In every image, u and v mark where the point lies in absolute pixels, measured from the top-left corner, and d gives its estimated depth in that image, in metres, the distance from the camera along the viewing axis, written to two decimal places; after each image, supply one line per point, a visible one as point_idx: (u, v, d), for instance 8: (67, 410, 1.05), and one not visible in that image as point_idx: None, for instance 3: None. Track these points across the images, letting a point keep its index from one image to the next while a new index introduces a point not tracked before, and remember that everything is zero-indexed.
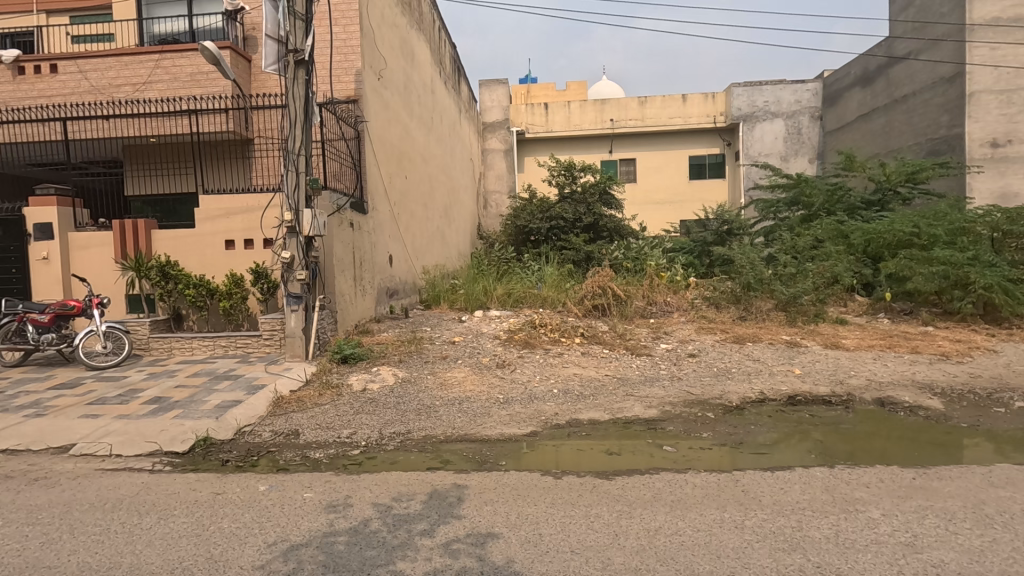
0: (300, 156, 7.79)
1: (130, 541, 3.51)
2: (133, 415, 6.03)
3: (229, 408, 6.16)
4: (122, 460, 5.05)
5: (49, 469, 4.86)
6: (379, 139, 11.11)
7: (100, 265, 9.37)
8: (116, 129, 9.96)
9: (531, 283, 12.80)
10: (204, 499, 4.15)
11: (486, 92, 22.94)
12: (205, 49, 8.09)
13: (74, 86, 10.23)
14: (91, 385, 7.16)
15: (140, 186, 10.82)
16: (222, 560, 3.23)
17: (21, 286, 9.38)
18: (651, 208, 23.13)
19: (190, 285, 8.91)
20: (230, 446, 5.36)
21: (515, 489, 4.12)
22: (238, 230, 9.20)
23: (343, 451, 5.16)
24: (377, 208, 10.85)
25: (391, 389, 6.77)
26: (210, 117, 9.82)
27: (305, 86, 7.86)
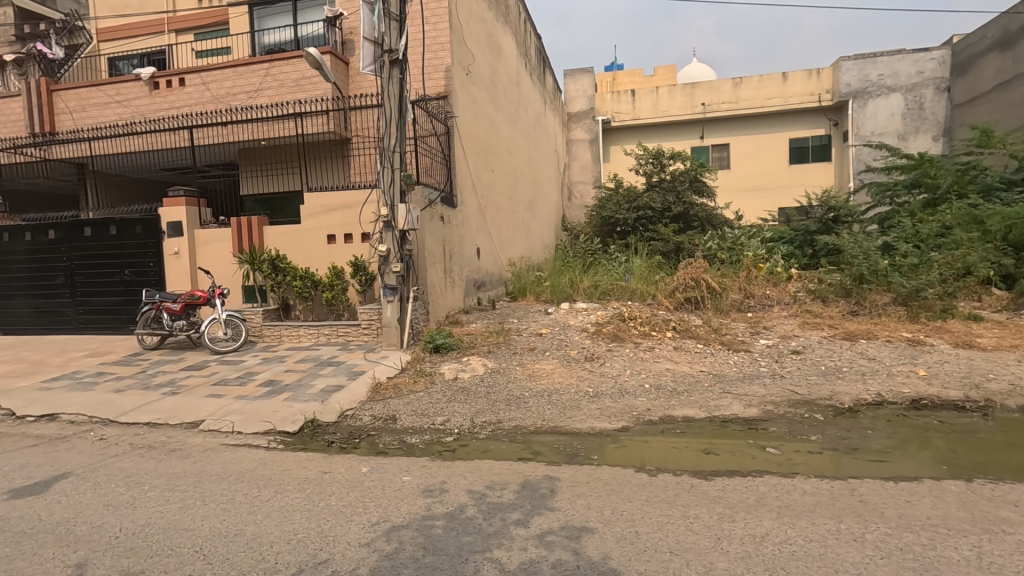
0: (395, 153, 8.10)
1: (251, 511, 3.83)
2: (249, 396, 6.60)
3: (332, 392, 6.58)
4: (242, 436, 5.55)
5: (183, 442, 5.44)
6: (468, 133, 11.33)
7: (221, 258, 10.33)
8: (233, 134, 10.89)
9: (619, 275, 12.54)
10: (313, 477, 4.45)
11: (571, 81, 22.71)
12: (308, 54, 8.62)
13: (198, 97, 11.30)
14: (215, 368, 7.93)
15: (253, 186, 11.78)
16: (332, 535, 3.44)
17: (158, 278, 10.57)
18: (746, 195, 21.83)
19: (297, 277, 9.59)
20: (334, 428, 5.71)
21: (608, 484, 4.05)
22: (339, 225, 9.76)
23: (437, 437, 5.34)
24: (465, 202, 11.09)
25: (481, 379, 6.91)
26: (313, 119, 10.48)
27: (399, 85, 8.15)
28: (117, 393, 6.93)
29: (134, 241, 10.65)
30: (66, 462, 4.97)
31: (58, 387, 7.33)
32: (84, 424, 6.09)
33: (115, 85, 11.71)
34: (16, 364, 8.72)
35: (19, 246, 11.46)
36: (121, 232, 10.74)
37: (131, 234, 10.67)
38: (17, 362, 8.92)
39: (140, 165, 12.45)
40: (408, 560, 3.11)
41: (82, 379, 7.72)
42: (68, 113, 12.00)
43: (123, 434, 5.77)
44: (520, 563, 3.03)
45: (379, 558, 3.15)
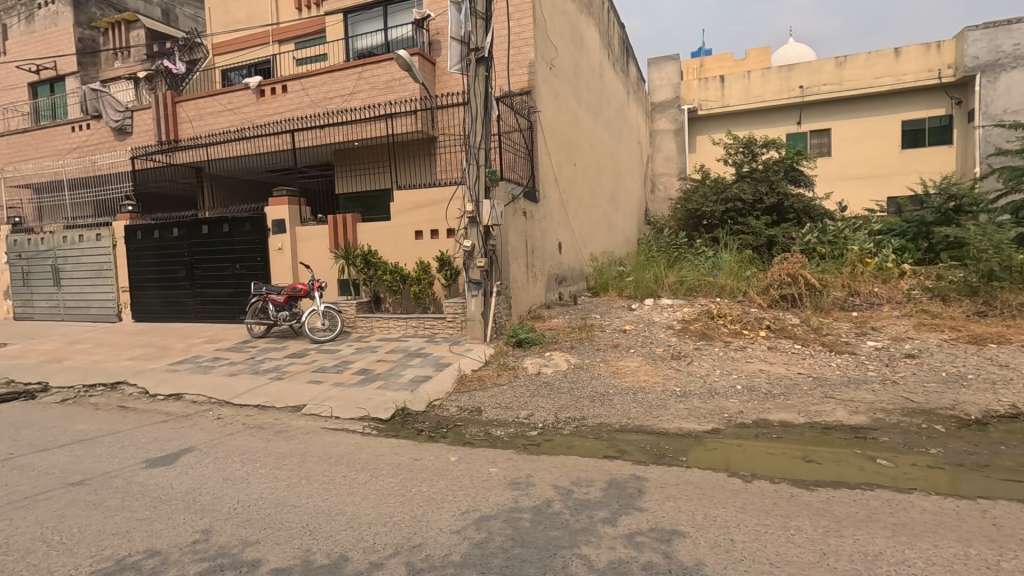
0: (481, 150, 8.25)
1: (350, 492, 4.06)
2: (345, 383, 7.02)
3: (421, 382, 6.86)
4: (340, 421, 5.92)
5: (288, 424, 5.89)
6: (550, 127, 11.32)
7: (319, 254, 11.04)
8: (329, 136, 11.55)
9: (706, 271, 12.04)
10: (405, 463, 4.65)
11: (655, 70, 22.06)
12: (398, 57, 8.96)
13: (299, 102, 12.10)
14: (314, 356, 8.49)
15: (347, 185, 12.45)
16: (424, 520, 3.58)
17: (264, 272, 11.47)
18: (850, 184, 20.15)
19: (387, 271, 10.05)
20: (423, 417, 5.94)
21: (698, 488, 3.91)
22: (425, 222, 10.09)
23: (522, 431, 5.41)
24: (547, 197, 11.10)
25: (564, 374, 6.91)
26: (403, 119, 10.90)
27: (485, 82, 8.28)
28: (231, 377, 7.61)
29: (244, 238, 11.61)
30: (190, 437, 5.53)
31: (182, 370, 8.18)
32: (205, 404, 6.76)
33: (227, 95, 12.81)
34: (148, 348, 9.81)
35: (150, 243, 12.85)
36: (233, 230, 11.74)
37: (241, 231, 11.64)
38: (149, 346, 10.03)
39: (248, 168, 13.55)
40: (498, 551, 3.17)
41: (202, 363, 8.56)
42: (188, 122, 13.29)
43: (237, 414, 6.33)
44: (609, 562, 3.00)
45: (469, 546, 3.23)
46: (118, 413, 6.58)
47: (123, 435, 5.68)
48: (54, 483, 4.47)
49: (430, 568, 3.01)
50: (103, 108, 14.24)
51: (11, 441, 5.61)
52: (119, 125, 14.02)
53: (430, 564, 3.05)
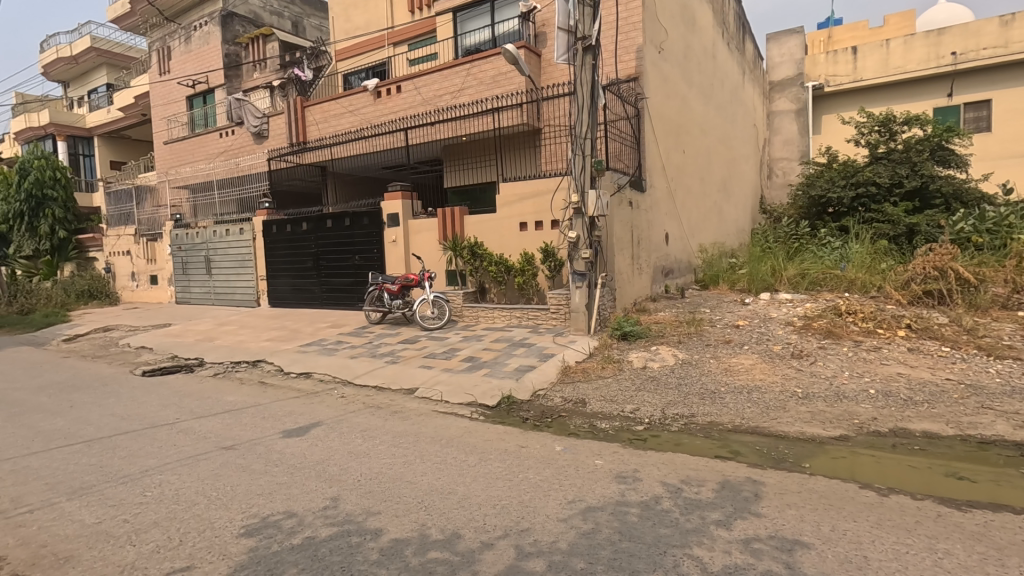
0: (587, 139, 8.18)
1: (461, 474, 4.25)
2: (454, 369, 7.34)
3: (526, 371, 6.99)
4: (450, 405, 6.21)
5: (403, 405, 6.28)
6: (658, 114, 10.94)
7: (429, 245, 11.58)
8: (439, 132, 12.01)
9: (832, 263, 11.01)
10: (511, 450, 4.76)
11: (774, 46, 20.67)
12: (506, 51, 9.09)
13: (412, 101, 12.74)
14: (425, 343, 8.95)
15: (455, 179, 12.91)
16: (531, 506, 3.65)
17: (380, 262, 12.25)
18: (1014, 162, 17.33)
19: (493, 262, 10.31)
20: (528, 406, 6.05)
21: (824, 498, 3.61)
22: (530, 213, 10.21)
23: (627, 425, 5.32)
24: (654, 186, 10.75)
25: (671, 369, 6.69)
26: (509, 113, 11.09)
27: (592, 70, 8.17)
28: (353, 359, 8.26)
29: (362, 231, 12.48)
30: (319, 413, 6.09)
31: (310, 351, 9.00)
32: (330, 383, 7.40)
33: (348, 98, 13.79)
34: (282, 331, 10.90)
35: (283, 236, 14.23)
36: (353, 224, 12.66)
37: (360, 225, 12.52)
38: (282, 329, 11.13)
39: (366, 165, 14.50)
40: (605, 542, 3.16)
41: (327, 345, 9.36)
42: (315, 125, 14.50)
43: (358, 393, 6.86)
44: (724, 565, 2.88)
45: (576, 535, 3.25)
46: (258, 388, 7.39)
47: (264, 407, 6.38)
48: (211, 446, 5.14)
49: (538, 553, 3.07)
50: (245, 116, 15.92)
51: (176, 407, 6.51)
52: (258, 129, 15.61)
53: (538, 549, 3.11)
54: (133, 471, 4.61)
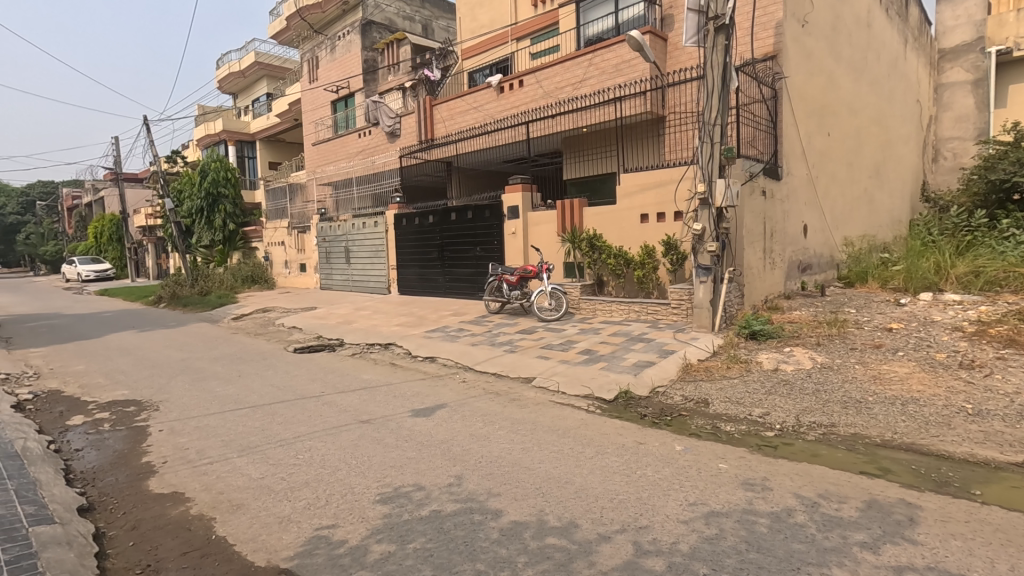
0: (716, 126, 7.74)
1: (578, 464, 4.28)
2: (571, 361, 7.38)
3: (644, 366, 6.83)
4: (567, 396, 6.26)
5: (521, 393, 6.45)
6: (799, 94, 10.01)
7: (548, 238, 11.71)
8: (559, 125, 12.04)
9: (1017, 260, 9.34)
10: (629, 445, 4.69)
11: (947, 8, 17.87)
12: (630, 38, 8.86)
13: (534, 95, 12.91)
14: (542, 334, 9.09)
15: (575, 170, 12.88)
16: (650, 504, 3.58)
17: (500, 254, 12.64)
18: None
19: (612, 255, 10.16)
20: (646, 402, 5.90)
21: (1001, 532, 3.11)
22: (652, 204, 9.91)
23: (756, 430, 4.99)
24: (792, 173, 9.88)
25: (808, 373, 6.15)
26: (632, 101, 10.81)
27: (724, 52, 7.67)
28: (474, 346, 8.63)
29: (484, 223, 12.94)
30: (443, 395, 6.46)
31: (435, 337, 9.56)
32: (454, 367, 7.81)
33: (473, 95, 14.33)
34: (410, 317, 11.69)
35: (411, 229, 15.19)
36: (475, 216, 13.17)
37: (482, 217, 12.99)
38: (410, 315, 11.93)
39: (488, 160, 14.99)
40: (730, 550, 3.01)
41: (450, 332, 9.87)
42: (442, 122, 15.28)
43: (479, 379, 7.18)
44: None
45: (699, 539, 3.13)
46: (389, 368, 8.02)
47: (394, 387, 6.92)
48: (351, 419, 5.69)
49: (657, 552, 3.01)
50: (380, 116, 17.17)
51: (322, 382, 7.29)
52: (392, 129, 16.76)
53: (657, 548, 3.05)
54: (288, 435, 5.25)
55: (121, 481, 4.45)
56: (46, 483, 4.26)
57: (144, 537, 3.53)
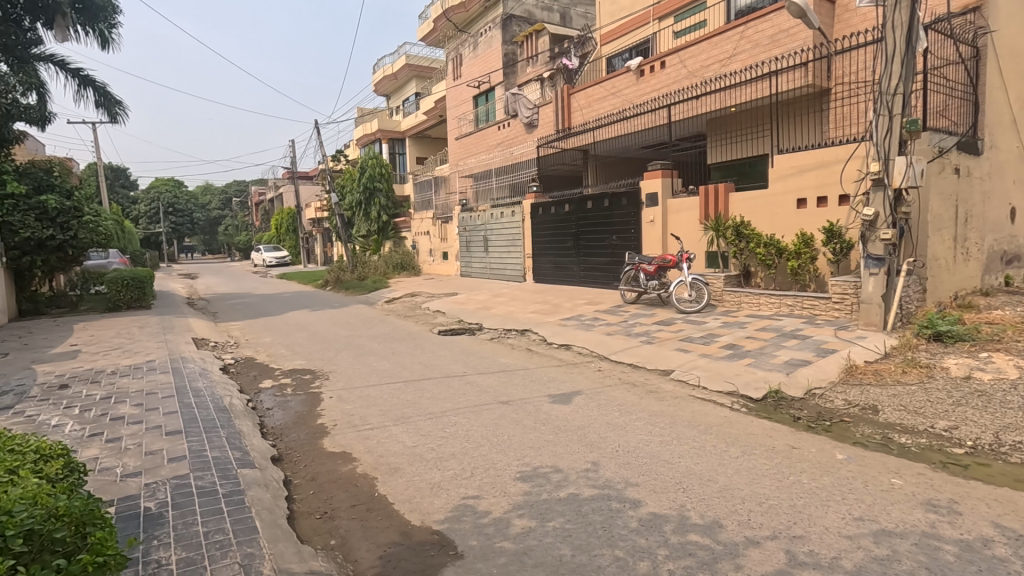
0: (896, 95, 6.77)
1: (722, 463, 4.07)
2: (713, 356, 7.00)
3: (798, 365, 6.25)
4: (708, 391, 5.95)
5: (659, 386, 6.27)
6: (1009, 50, 8.38)
7: (689, 225, 11.17)
8: (704, 105, 11.36)
9: None
10: (780, 448, 4.36)
11: None
12: (791, 5, 8.03)
13: (676, 76, 12.34)
14: (681, 326, 8.73)
15: (720, 154, 12.10)
16: (806, 513, 3.30)
17: (637, 242, 12.37)
18: None
19: (761, 244, 9.39)
20: (800, 404, 5.41)
21: None
22: (811, 188, 8.99)
23: (939, 445, 4.34)
24: (997, 146, 8.31)
25: (1012, 384, 5.18)
26: (790, 75, 9.87)
27: (910, 9, 6.68)
28: (609, 336, 8.57)
29: (621, 211, 12.72)
30: (578, 383, 6.52)
31: (570, 325, 9.66)
32: (589, 355, 7.83)
33: (611, 80, 14.10)
34: (545, 305, 11.93)
35: (547, 218, 15.43)
36: (612, 204, 13.00)
37: (619, 205, 12.79)
38: (545, 303, 12.16)
39: (626, 146, 14.65)
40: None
41: (585, 321, 9.90)
42: (580, 110, 15.28)
43: (614, 368, 7.12)
44: None
45: (866, 557, 2.83)
46: (526, 354, 8.27)
47: (532, 371, 7.14)
48: (491, 399, 5.99)
49: (815, 565, 2.78)
50: (519, 108, 17.53)
51: (464, 363, 7.74)
52: (529, 120, 17.05)
53: (815, 561, 2.81)
54: (436, 410, 5.67)
55: (301, 438, 5.18)
56: (247, 433, 5.11)
57: (321, 487, 4.08)
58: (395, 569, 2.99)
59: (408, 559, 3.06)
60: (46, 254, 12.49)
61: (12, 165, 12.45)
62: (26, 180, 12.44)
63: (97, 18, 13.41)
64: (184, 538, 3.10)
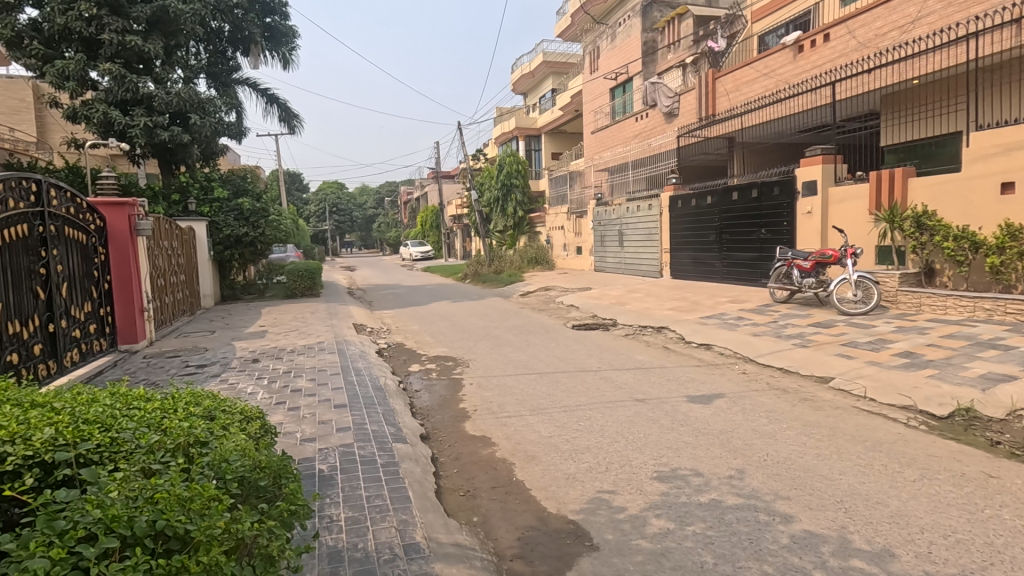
0: None
1: (895, 486, 3.59)
2: (884, 364, 6.19)
3: (998, 381, 5.28)
4: (877, 404, 5.28)
5: (815, 394, 5.70)
6: None
7: (856, 216, 9.96)
8: (877, 79, 10.04)
9: None
10: (972, 476, 3.73)
11: None
12: None
13: (843, 48, 11.04)
14: (843, 328, 7.82)
15: (897, 135, 10.63)
16: (1005, 554, 2.80)
17: (791, 236, 11.31)
18: None
19: (950, 236, 8.07)
20: (1000, 427, 4.57)
21: None
22: (1021, 169, 7.53)
23: None
24: None
25: None
26: (995, 35, 8.36)
27: None
28: (756, 337, 7.96)
29: (772, 201, 11.72)
30: (720, 384, 6.16)
31: (711, 324, 9.15)
32: (733, 357, 7.36)
33: (764, 60, 13.04)
34: (683, 302, 11.43)
35: (687, 211, 14.72)
36: (761, 194, 12.04)
37: (770, 195, 11.78)
38: (684, 300, 11.63)
39: (780, 132, 13.44)
40: None
41: (728, 320, 9.30)
42: (726, 95, 14.39)
43: (762, 372, 6.61)
44: None
45: None
46: (662, 352, 8.00)
47: (669, 370, 6.90)
48: (626, 396, 5.90)
49: None
50: (658, 97, 16.90)
51: (599, 358, 7.72)
52: (669, 109, 16.36)
53: None
54: (571, 403, 5.73)
55: (445, 420, 5.56)
56: (400, 411, 5.61)
57: (464, 467, 4.35)
58: (532, 552, 3.09)
59: (545, 544, 3.15)
60: (242, 248, 14.75)
61: (217, 175, 14.91)
62: (228, 186, 14.83)
63: (280, 43, 15.61)
64: (350, 500, 3.51)
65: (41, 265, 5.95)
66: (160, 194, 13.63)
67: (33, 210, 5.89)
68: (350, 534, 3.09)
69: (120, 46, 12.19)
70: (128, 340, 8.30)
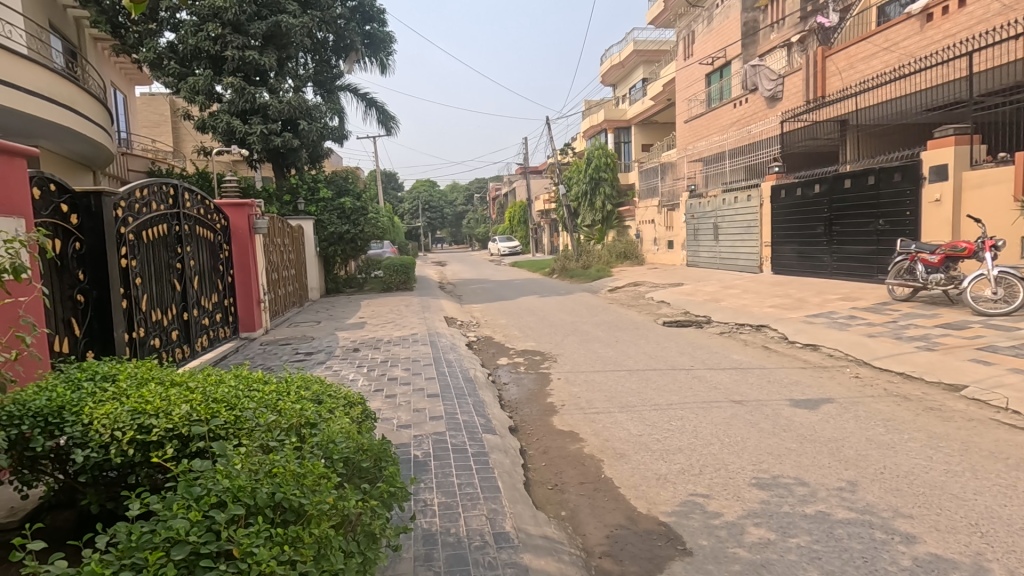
0: None
1: None
2: None
3: None
4: (1021, 417, 4.63)
5: (943, 403, 5.11)
6: None
7: (999, 204, 8.82)
8: None
9: None
10: None
11: None
12: None
13: (983, 13, 9.78)
14: (979, 331, 6.94)
15: None
16: None
17: (915, 227, 10.20)
18: None
19: None
20: None
21: None
22: None
23: None
24: None
25: None
26: None
27: None
28: (871, 338, 7.28)
29: (892, 189, 10.65)
30: (829, 389, 5.69)
31: (818, 323, 8.48)
32: (843, 359, 6.78)
33: (884, 32, 11.83)
34: (786, 299, 10.68)
35: (792, 201, 13.74)
36: (878, 181, 10.97)
37: (890, 182, 10.70)
38: (787, 297, 10.88)
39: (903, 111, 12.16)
40: None
41: (839, 318, 8.58)
42: (838, 74, 13.25)
43: (878, 377, 6.03)
44: None
45: None
46: (762, 351, 7.54)
47: (770, 371, 6.48)
48: (722, 397, 5.62)
49: None
50: (760, 81, 15.89)
51: (692, 356, 7.41)
52: (772, 92, 15.35)
53: None
54: (663, 401, 5.56)
55: (533, 413, 5.60)
56: (489, 403, 5.74)
57: (552, 461, 4.36)
58: (622, 551, 3.04)
59: (635, 545, 3.08)
60: (344, 245, 15.71)
61: (323, 176, 15.99)
62: (332, 187, 15.87)
63: (379, 49, 16.46)
64: (443, 486, 3.64)
65: (178, 261, 6.73)
66: (274, 195, 14.88)
67: (171, 212, 6.64)
68: (443, 519, 3.20)
69: (240, 61, 13.43)
70: (247, 328, 9.16)
